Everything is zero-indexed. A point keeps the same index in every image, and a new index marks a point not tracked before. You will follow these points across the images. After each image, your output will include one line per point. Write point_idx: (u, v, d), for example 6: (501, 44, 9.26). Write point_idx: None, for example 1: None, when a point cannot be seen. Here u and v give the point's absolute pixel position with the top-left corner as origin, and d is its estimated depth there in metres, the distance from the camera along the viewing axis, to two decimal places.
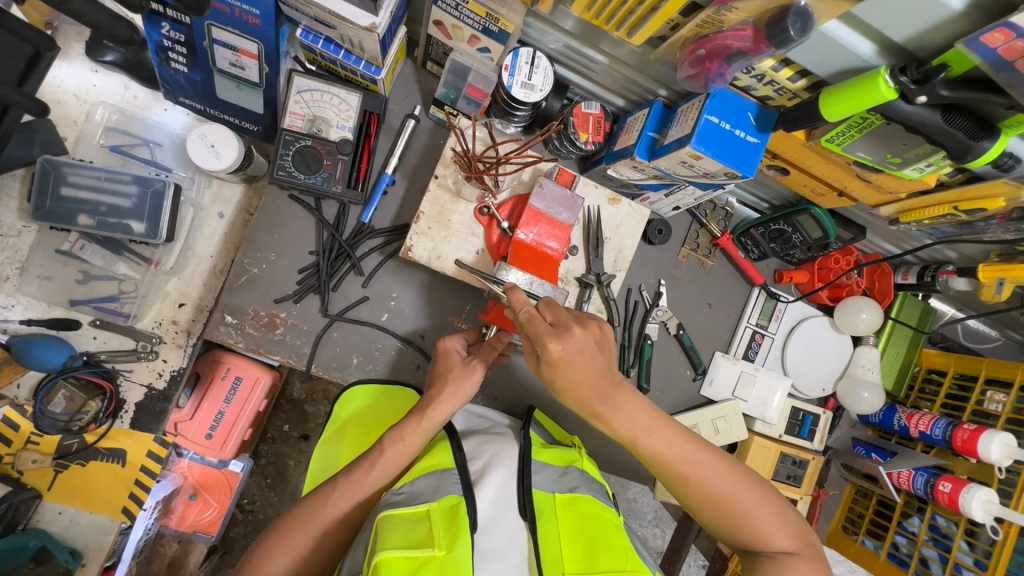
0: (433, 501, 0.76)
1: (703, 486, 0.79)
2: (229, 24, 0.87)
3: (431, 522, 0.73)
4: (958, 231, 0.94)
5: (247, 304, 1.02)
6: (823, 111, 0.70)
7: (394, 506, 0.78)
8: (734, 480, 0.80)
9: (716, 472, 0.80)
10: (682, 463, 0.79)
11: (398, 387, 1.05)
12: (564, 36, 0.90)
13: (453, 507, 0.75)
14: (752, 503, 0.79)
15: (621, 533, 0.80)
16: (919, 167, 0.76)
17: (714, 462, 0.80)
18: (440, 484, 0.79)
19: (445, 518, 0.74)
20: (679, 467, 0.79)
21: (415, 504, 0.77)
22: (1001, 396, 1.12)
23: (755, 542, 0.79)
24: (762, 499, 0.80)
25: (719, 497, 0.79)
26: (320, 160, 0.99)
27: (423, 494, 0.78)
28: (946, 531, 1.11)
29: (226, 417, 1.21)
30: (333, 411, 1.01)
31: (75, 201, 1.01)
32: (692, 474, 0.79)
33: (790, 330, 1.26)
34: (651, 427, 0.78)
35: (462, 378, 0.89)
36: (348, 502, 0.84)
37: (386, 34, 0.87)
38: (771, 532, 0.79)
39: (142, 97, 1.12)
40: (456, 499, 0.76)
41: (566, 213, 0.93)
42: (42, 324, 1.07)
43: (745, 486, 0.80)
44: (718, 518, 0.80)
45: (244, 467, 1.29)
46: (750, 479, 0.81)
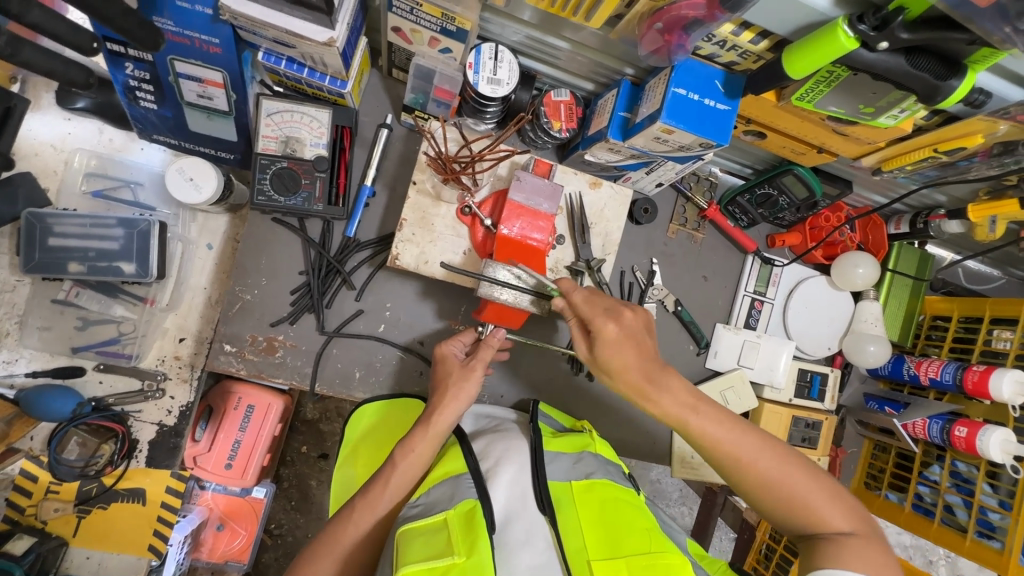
0: (449, 509, 0.76)
1: (742, 463, 0.76)
2: (191, 56, 0.88)
3: (449, 529, 0.73)
4: (942, 173, 0.91)
5: (244, 331, 1.02)
6: (787, 70, 0.69)
7: (413, 519, 0.77)
8: (774, 456, 0.76)
9: (756, 447, 0.76)
10: (714, 441, 0.77)
11: (402, 400, 1.05)
12: (523, 27, 0.89)
13: (471, 510, 0.75)
14: (797, 479, 0.75)
15: (644, 513, 0.78)
16: (893, 114, 0.76)
17: (749, 437, 0.77)
18: (456, 489, 0.79)
19: (463, 524, 0.73)
20: (710, 446, 0.77)
21: (432, 514, 0.77)
22: (1008, 334, 1.11)
23: (805, 520, 0.73)
24: (808, 475, 0.75)
25: (760, 474, 0.75)
26: (298, 180, 0.99)
27: (439, 504, 0.78)
28: (967, 476, 1.10)
29: (243, 444, 1.20)
30: (344, 435, 1.00)
31: (64, 250, 1.02)
32: (727, 449, 0.77)
33: (789, 293, 1.25)
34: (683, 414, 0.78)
35: (464, 378, 0.90)
36: (368, 519, 0.84)
37: (346, 48, 0.87)
38: (824, 509, 0.73)
39: (118, 140, 1.12)
40: (471, 503, 0.76)
41: (547, 203, 0.91)
42: (48, 375, 1.09)
43: (787, 462, 0.76)
44: (762, 497, 0.76)
45: (268, 492, 1.29)
46: (794, 455, 0.77)
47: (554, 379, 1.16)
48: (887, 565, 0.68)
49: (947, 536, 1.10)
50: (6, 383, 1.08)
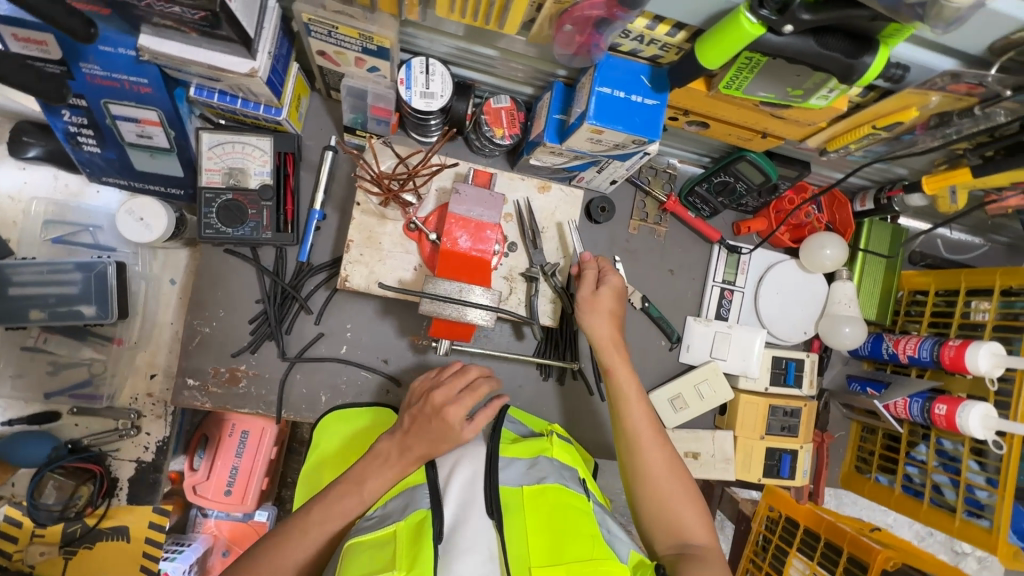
0: (399, 521, 0.75)
1: (643, 458, 0.88)
2: (124, 98, 0.88)
3: (397, 541, 0.72)
4: (891, 148, 0.89)
5: (206, 364, 1.04)
6: (700, 61, 0.67)
7: (366, 530, 0.77)
8: (667, 462, 0.87)
9: (657, 454, 0.88)
10: (630, 437, 0.90)
11: (383, 409, 1.02)
12: (451, 39, 0.89)
13: (421, 523, 0.74)
14: (679, 493, 0.86)
15: (590, 520, 0.78)
16: (822, 94, 0.73)
17: (657, 440, 0.89)
18: (412, 501, 0.78)
19: (411, 535, 0.72)
20: (626, 439, 0.90)
21: (384, 526, 0.76)
22: (985, 305, 1.07)
23: (674, 531, 0.83)
24: (690, 491, 0.86)
25: (653, 477, 0.86)
26: (244, 211, 1.00)
27: (393, 515, 0.78)
28: (954, 453, 1.07)
29: (241, 470, 1.25)
30: (313, 439, 0.97)
31: (24, 298, 1.03)
32: (637, 447, 0.89)
33: (759, 279, 1.23)
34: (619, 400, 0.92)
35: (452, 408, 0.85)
36: (324, 524, 0.80)
37: (272, 76, 0.87)
38: (691, 524, 0.84)
39: (73, 184, 1.13)
40: (422, 513, 0.75)
41: (488, 213, 0.90)
42: (24, 422, 1.10)
43: (675, 472, 0.87)
44: (648, 499, 0.86)
45: (269, 516, 1.33)
46: (686, 473, 0.89)
47: (524, 387, 1.15)
48: None
49: (936, 516, 1.07)
50: None
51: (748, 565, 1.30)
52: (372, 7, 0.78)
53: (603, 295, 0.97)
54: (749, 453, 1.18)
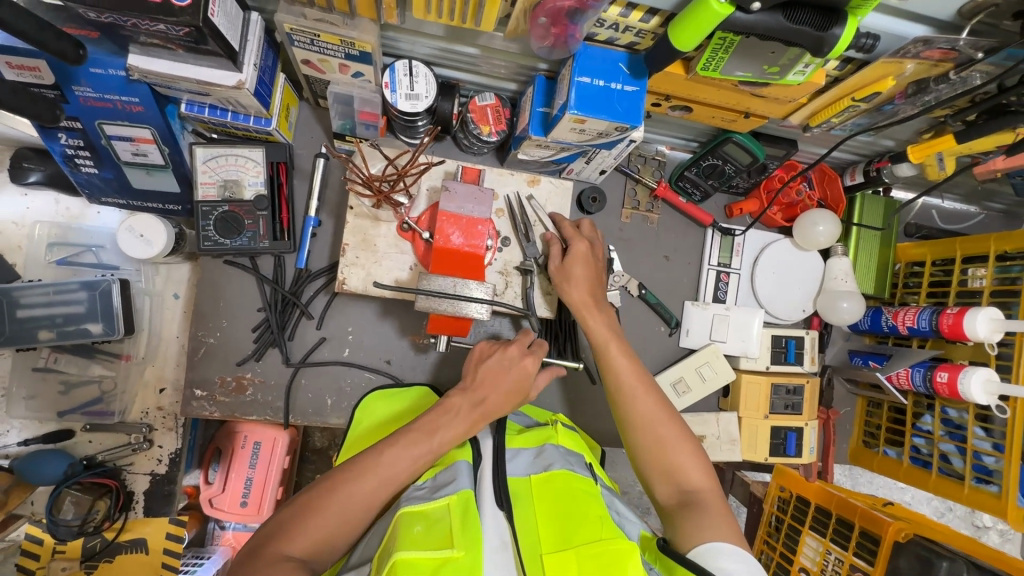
0: (450, 496, 0.72)
1: (638, 413, 0.87)
2: (117, 118, 0.90)
3: (451, 517, 0.69)
4: (873, 120, 0.89)
5: (212, 374, 1.06)
6: (675, 44, 0.69)
7: (417, 501, 0.73)
8: (661, 412, 0.87)
9: (649, 404, 0.88)
10: (620, 389, 0.90)
11: (418, 390, 1.01)
12: (432, 40, 0.90)
13: (467, 500, 0.71)
14: (674, 438, 0.86)
15: (598, 501, 0.78)
16: (798, 70, 0.74)
17: (648, 389, 0.89)
18: (453, 479, 0.76)
19: (461, 513, 0.69)
20: (617, 392, 0.90)
21: (436, 498, 0.73)
22: (982, 271, 1.07)
23: (672, 474, 0.84)
24: (685, 436, 0.86)
25: (648, 425, 0.86)
26: (241, 221, 1.02)
27: (443, 488, 0.74)
28: (959, 422, 1.07)
29: (256, 481, 1.27)
30: (354, 417, 0.94)
31: (32, 320, 1.05)
32: (628, 398, 0.89)
33: (754, 260, 1.24)
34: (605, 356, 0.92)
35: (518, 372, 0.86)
36: (395, 470, 0.74)
37: (259, 87, 0.89)
38: (688, 467, 0.84)
39: (75, 207, 1.17)
40: (466, 492, 0.72)
41: (479, 208, 0.91)
42: (39, 441, 1.13)
43: (669, 422, 0.87)
44: (644, 446, 0.86)
45: None
46: (679, 418, 0.89)
47: None
48: (727, 520, 0.78)
49: (946, 486, 1.07)
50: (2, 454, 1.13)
51: (761, 546, 1.29)
52: (352, 14, 0.80)
53: (573, 263, 0.97)
54: (754, 433, 1.19)
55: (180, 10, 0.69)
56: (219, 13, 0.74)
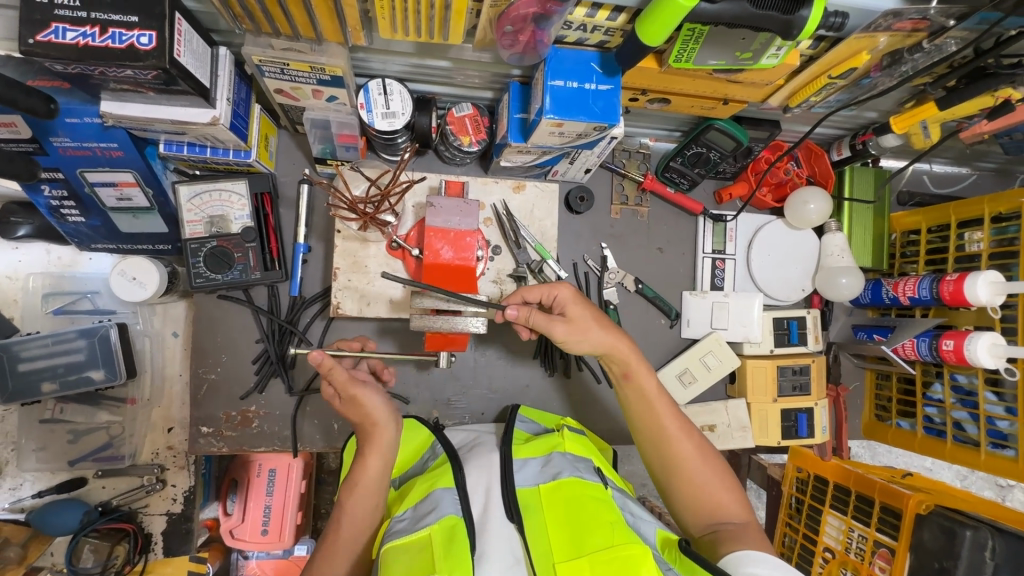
0: (433, 523, 0.73)
1: (668, 448, 0.85)
2: (98, 165, 0.90)
3: (432, 545, 0.70)
4: (852, 95, 0.89)
5: (217, 411, 1.06)
6: (643, 39, 0.68)
7: (401, 533, 0.74)
8: (691, 443, 0.85)
9: (687, 445, 0.85)
10: (657, 432, 0.85)
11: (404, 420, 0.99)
12: (403, 57, 0.90)
13: (452, 527, 0.72)
14: (711, 476, 0.84)
15: (608, 507, 0.77)
16: (771, 53, 0.73)
17: (684, 431, 0.86)
18: (435, 506, 0.76)
19: (443, 539, 0.70)
20: (653, 435, 0.86)
21: (418, 528, 0.74)
22: (978, 235, 1.06)
23: (709, 511, 0.83)
24: (722, 471, 0.85)
25: (687, 465, 0.84)
26: (231, 255, 1.02)
27: (425, 517, 0.75)
28: (969, 388, 1.06)
29: (275, 508, 1.27)
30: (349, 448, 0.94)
31: (34, 372, 1.05)
32: (667, 441, 0.85)
33: (749, 244, 1.23)
34: (642, 398, 0.86)
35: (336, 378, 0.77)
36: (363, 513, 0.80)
37: (234, 120, 0.89)
38: (727, 505, 0.83)
39: (66, 256, 1.16)
40: (452, 518, 0.73)
41: (466, 220, 0.91)
42: (53, 491, 1.13)
43: (702, 453, 0.85)
44: (682, 487, 0.85)
45: (309, 547, 1.37)
46: (713, 454, 0.87)
47: (531, 385, 1.16)
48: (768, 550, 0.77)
49: (962, 453, 1.06)
50: (17, 507, 1.13)
51: (784, 529, 1.27)
52: (318, 39, 0.80)
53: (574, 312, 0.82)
54: (765, 419, 1.18)
55: (146, 54, 0.69)
56: (186, 52, 0.74)
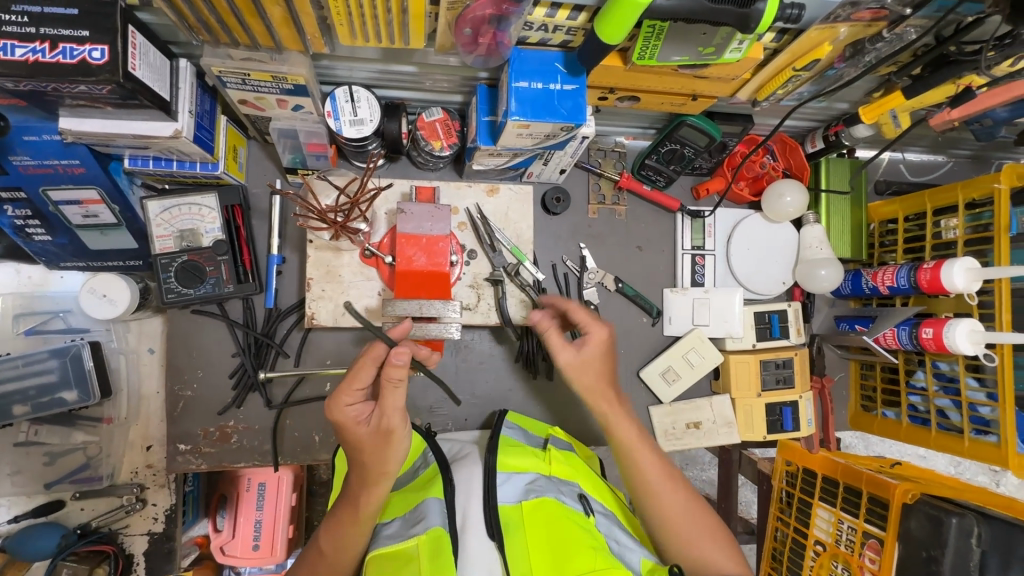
0: (420, 535, 0.72)
1: (658, 498, 0.85)
2: (61, 183, 0.89)
3: (419, 558, 0.70)
4: (820, 87, 0.89)
5: (194, 428, 1.05)
6: (603, 38, 0.67)
7: (389, 540, 0.76)
8: (677, 492, 0.85)
9: (673, 497, 0.84)
10: (641, 486, 0.85)
11: None
12: (369, 63, 0.89)
13: (436, 538, 0.71)
14: (697, 530, 0.84)
15: (590, 534, 0.76)
16: (733, 47, 0.73)
17: (670, 483, 0.85)
18: (423, 517, 0.76)
19: (428, 552, 0.70)
20: (640, 489, 0.86)
21: (406, 538, 0.74)
22: (954, 222, 1.06)
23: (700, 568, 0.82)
24: (710, 524, 0.84)
25: (670, 517, 0.84)
26: (202, 269, 1.01)
27: (413, 527, 0.75)
28: (951, 375, 1.06)
29: (265, 523, 1.25)
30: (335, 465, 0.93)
31: (5, 395, 1.03)
32: (652, 494, 0.85)
33: (727, 239, 1.23)
34: (623, 452, 0.86)
35: (392, 399, 0.67)
36: (342, 544, 0.75)
37: (199, 133, 0.88)
38: (716, 558, 0.82)
39: (36, 275, 1.15)
40: (437, 530, 0.72)
41: (437, 226, 0.90)
42: (30, 516, 1.11)
43: (688, 503, 0.85)
44: (674, 541, 0.84)
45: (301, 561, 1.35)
46: (701, 505, 0.86)
47: (514, 389, 1.15)
48: None
49: (946, 441, 1.05)
50: None
51: (775, 523, 1.26)
52: (278, 48, 0.79)
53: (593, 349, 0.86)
54: (750, 414, 1.18)
55: (99, 68, 0.67)
56: (142, 65, 0.73)
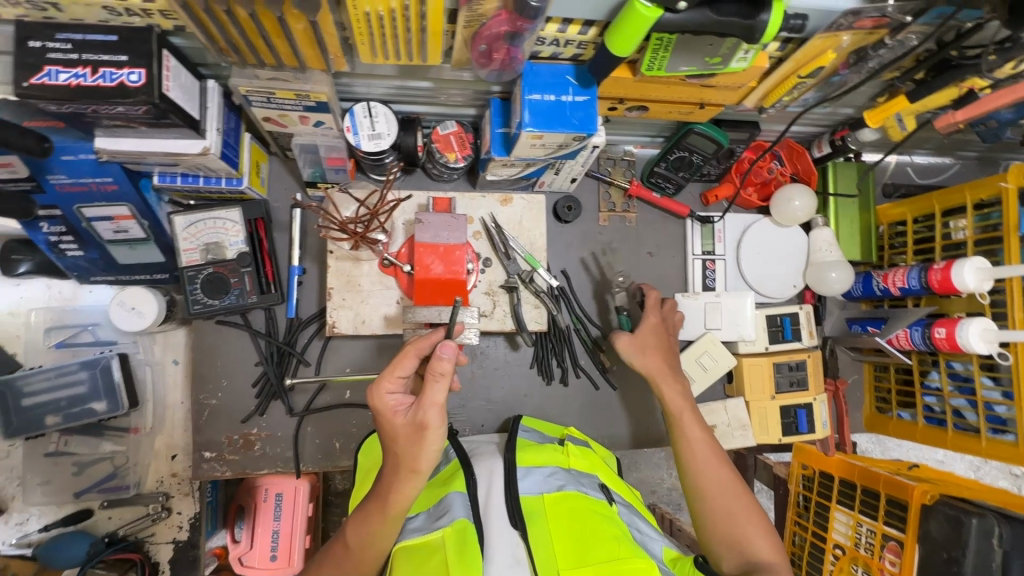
0: (446, 526, 0.75)
1: (701, 472, 0.90)
2: (94, 200, 0.93)
3: (446, 547, 0.72)
4: (825, 93, 0.91)
5: (219, 436, 1.07)
6: (613, 51, 0.70)
7: (416, 532, 0.78)
8: (720, 468, 0.90)
9: (719, 474, 0.89)
10: (689, 462, 0.92)
11: None
12: (386, 80, 0.92)
13: (464, 529, 0.73)
14: (739, 508, 0.86)
15: (610, 522, 0.78)
16: (740, 57, 0.75)
17: (717, 461, 0.91)
18: (448, 509, 0.78)
19: (456, 542, 0.72)
20: (687, 467, 0.92)
21: (433, 528, 0.76)
22: (963, 223, 1.06)
23: (738, 544, 0.84)
24: (753, 509, 0.86)
25: (711, 490, 0.88)
26: (227, 281, 1.04)
27: (439, 518, 0.78)
28: (966, 374, 1.06)
29: (282, 533, 1.26)
30: (359, 459, 0.96)
31: (37, 407, 1.07)
32: (697, 470, 0.90)
33: (737, 244, 1.24)
34: (678, 425, 0.95)
35: (432, 392, 0.70)
36: (367, 543, 0.74)
37: (225, 149, 0.92)
38: (758, 544, 0.84)
39: (67, 289, 1.18)
40: (463, 521, 0.75)
41: (453, 235, 0.93)
42: (59, 525, 1.13)
43: (730, 481, 0.89)
44: (714, 519, 0.87)
45: None
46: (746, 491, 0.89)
47: (529, 395, 1.17)
48: None
49: (963, 441, 1.06)
50: (25, 542, 1.14)
51: (793, 527, 1.25)
52: (302, 68, 0.82)
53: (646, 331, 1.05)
54: (764, 416, 1.18)
55: (136, 90, 0.71)
56: (175, 86, 0.77)
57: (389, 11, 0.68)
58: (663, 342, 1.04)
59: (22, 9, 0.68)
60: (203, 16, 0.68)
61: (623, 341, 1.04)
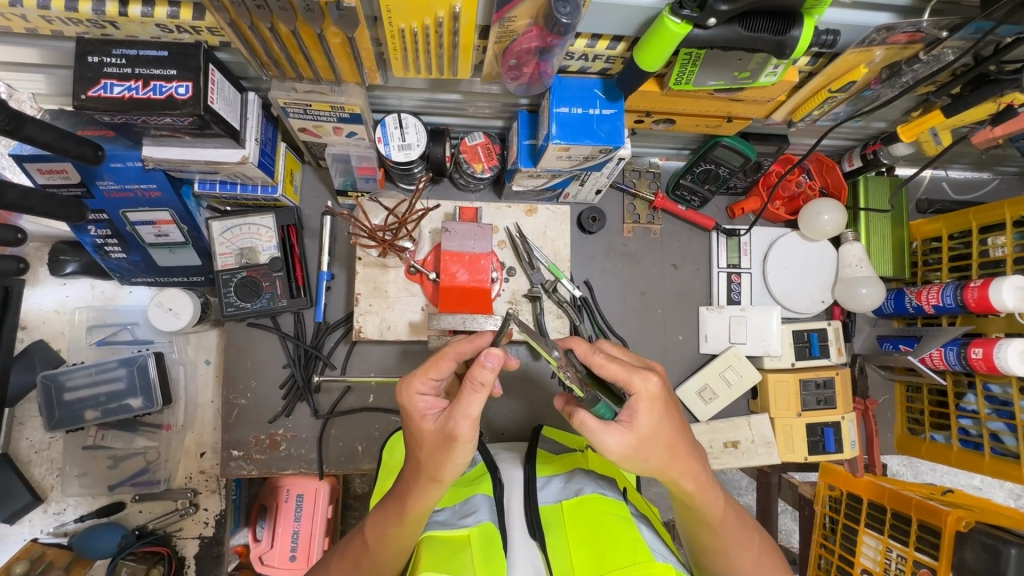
0: (472, 526, 0.75)
1: (727, 557, 0.79)
2: (139, 206, 0.97)
3: (471, 547, 0.72)
4: (856, 106, 0.90)
5: (246, 435, 1.10)
6: (643, 66, 0.71)
7: (440, 525, 0.78)
8: (751, 553, 0.79)
9: (748, 555, 0.79)
10: (715, 545, 0.79)
11: None
12: (417, 93, 0.95)
13: (489, 533, 0.74)
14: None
15: (630, 524, 0.76)
16: (769, 71, 0.75)
17: (746, 542, 0.79)
18: (474, 510, 0.79)
19: (482, 544, 0.72)
20: (712, 549, 0.80)
21: (459, 525, 0.77)
22: (1001, 240, 1.03)
23: None
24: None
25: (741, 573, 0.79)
26: (259, 285, 1.07)
27: (466, 518, 0.78)
28: (1004, 398, 1.02)
29: (302, 534, 1.27)
30: (382, 457, 0.97)
31: (78, 401, 1.12)
32: (726, 556, 0.79)
33: (763, 258, 1.23)
34: (703, 515, 0.76)
35: (468, 402, 0.64)
36: (384, 545, 0.75)
37: (263, 158, 0.95)
38: None
39: (109, 290, 1.24)
40: (488, 525, 0.75)
41: (479, 243, 0.94)
42: (94, 516, 1.17)
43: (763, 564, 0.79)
44: None
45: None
46: (770, 552, 0.83)
47: (550, 404, 1.17)
48: None
49: (1001, 466, 1.02)
50: (61, 532, 1.18)
51: (819, 550, 1.21)
52: (338, 81, 0.85)
53: (646, 418, 0.65)
54: (789, 434, 1.16)
55: (182, 102, 0.75)
56: (219, 99, 0.80)
57: (423, 28, 0.70)
58: (672, 425, 0.68)
59: (82, 27, 0.73)
60: (247, 32, 0.71)
61: (618, 448, 0.65)
